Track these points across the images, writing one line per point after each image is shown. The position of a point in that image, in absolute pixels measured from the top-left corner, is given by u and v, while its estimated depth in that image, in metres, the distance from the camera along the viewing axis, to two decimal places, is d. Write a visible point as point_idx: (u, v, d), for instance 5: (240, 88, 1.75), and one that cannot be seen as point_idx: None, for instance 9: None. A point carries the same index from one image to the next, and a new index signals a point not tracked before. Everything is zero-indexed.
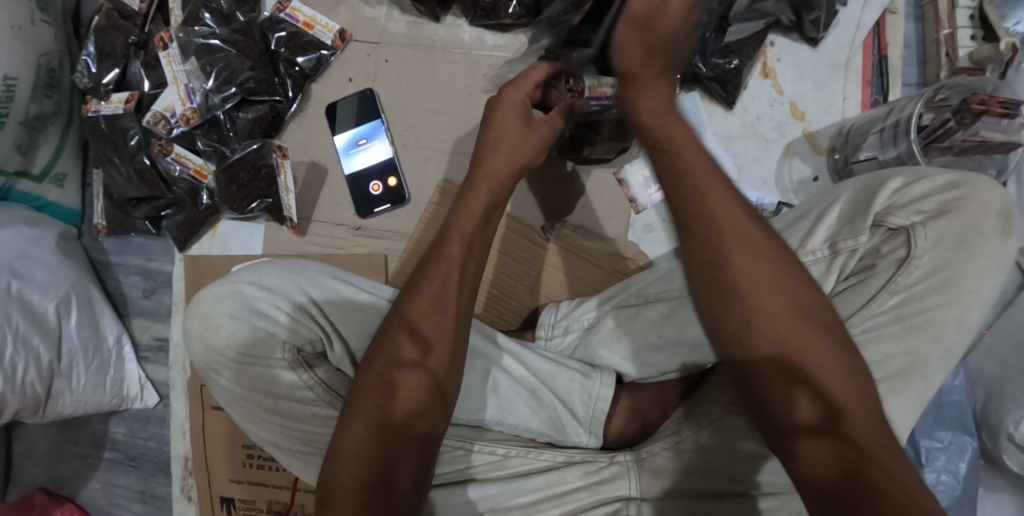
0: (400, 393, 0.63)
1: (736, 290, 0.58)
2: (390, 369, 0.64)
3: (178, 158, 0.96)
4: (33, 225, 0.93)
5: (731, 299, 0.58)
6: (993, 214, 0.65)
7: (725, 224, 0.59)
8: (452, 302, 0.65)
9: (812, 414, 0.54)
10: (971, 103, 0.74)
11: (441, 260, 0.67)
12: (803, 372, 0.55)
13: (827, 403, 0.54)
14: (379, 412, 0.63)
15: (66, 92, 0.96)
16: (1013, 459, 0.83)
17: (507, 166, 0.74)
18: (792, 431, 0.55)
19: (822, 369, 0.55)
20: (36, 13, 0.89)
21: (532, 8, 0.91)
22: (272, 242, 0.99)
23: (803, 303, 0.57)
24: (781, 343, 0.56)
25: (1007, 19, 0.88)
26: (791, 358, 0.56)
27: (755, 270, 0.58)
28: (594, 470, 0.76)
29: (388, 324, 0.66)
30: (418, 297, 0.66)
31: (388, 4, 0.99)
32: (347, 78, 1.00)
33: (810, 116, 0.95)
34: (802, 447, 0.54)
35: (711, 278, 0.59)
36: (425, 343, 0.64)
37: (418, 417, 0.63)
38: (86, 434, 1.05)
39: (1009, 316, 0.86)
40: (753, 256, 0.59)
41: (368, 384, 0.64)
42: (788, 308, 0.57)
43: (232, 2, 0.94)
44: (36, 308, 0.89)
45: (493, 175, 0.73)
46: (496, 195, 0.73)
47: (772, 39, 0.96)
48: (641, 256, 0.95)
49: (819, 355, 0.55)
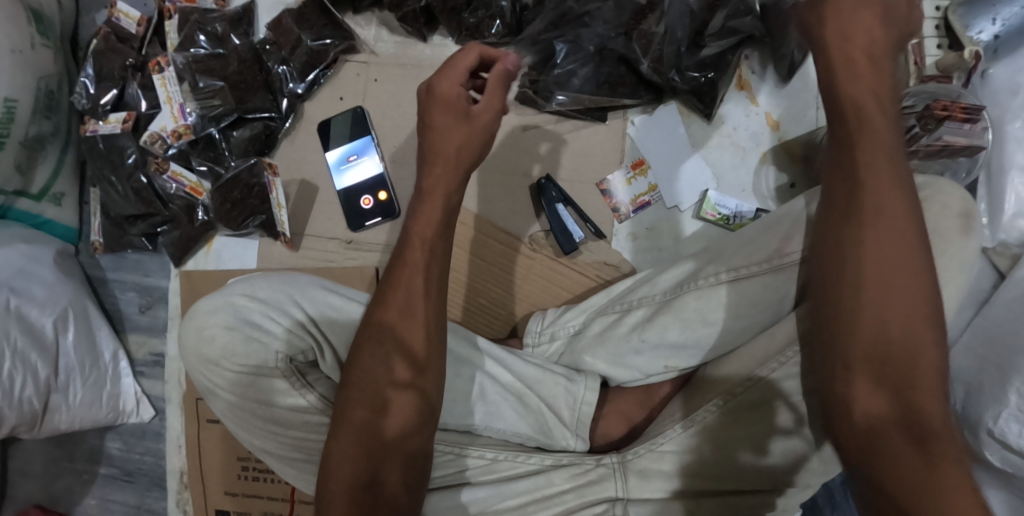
0: (392, 409, 0.66)
1: (860, 252, 0.60)
2: (381, 386, 0.67)
3: (174, 176, 0.98)
4: (30, 243, 0.95)
5: (851, 257, 0.61)
6: (954, 215, 0.68)
7: (872, 185, 0.60)
8: (419, 307, 0.67)
9: (888, 373, 0.58)
10: (934, 109, 0.78)
11: (403, 267, 0.68)
12: (880, 360, 0.59)
13: (910, 373, 0.58)
14: (369, 427, 0.66)
15: (64, 113, 0.99)
16: (994, 454, 0.84)
17: (457, 151, 0.68)
18: (866, 382, 0.59)
19: (910, 339, 0.58)
20: (36, 37, 0.93)
21: (514, 27, 0.95)
22: (266, 257, 1.01)
23: (913, 303, 0.59)
24: (879, 308, 0.59)
25: (970, 29, 0.94)
26: (888, 325, 0.59)
27: (887, 233, 0.60)
28: (581, 472, 0.77)
29: (367, 338, 0.68)
30: (396, 305, 0.68)
31: (377, 25, 1.03)
32: (338, 97, 1.03)
33: (783, 125, 0.98)
34: (857, 399, 0.60)
35: (839, 227, 0.62)
36: (416, 366, 0.67)
37: (411, 434, 0.66)
38: (82, 449, 1.06)
39: (985, 314, 0.88)
40: (895, 221, 0.60)
41: (356, 399, 0.67)
42: (894, 307, 0.59)
43: (226, 25, 0.98)
44: (35, 324, 0.91)
45: (444, 160, 0.69)
46: (451, 197, 0.69)
47: (747, 53, 0.98)
48: (624, 264, 0.98)
49: (898, 345, 0.58)
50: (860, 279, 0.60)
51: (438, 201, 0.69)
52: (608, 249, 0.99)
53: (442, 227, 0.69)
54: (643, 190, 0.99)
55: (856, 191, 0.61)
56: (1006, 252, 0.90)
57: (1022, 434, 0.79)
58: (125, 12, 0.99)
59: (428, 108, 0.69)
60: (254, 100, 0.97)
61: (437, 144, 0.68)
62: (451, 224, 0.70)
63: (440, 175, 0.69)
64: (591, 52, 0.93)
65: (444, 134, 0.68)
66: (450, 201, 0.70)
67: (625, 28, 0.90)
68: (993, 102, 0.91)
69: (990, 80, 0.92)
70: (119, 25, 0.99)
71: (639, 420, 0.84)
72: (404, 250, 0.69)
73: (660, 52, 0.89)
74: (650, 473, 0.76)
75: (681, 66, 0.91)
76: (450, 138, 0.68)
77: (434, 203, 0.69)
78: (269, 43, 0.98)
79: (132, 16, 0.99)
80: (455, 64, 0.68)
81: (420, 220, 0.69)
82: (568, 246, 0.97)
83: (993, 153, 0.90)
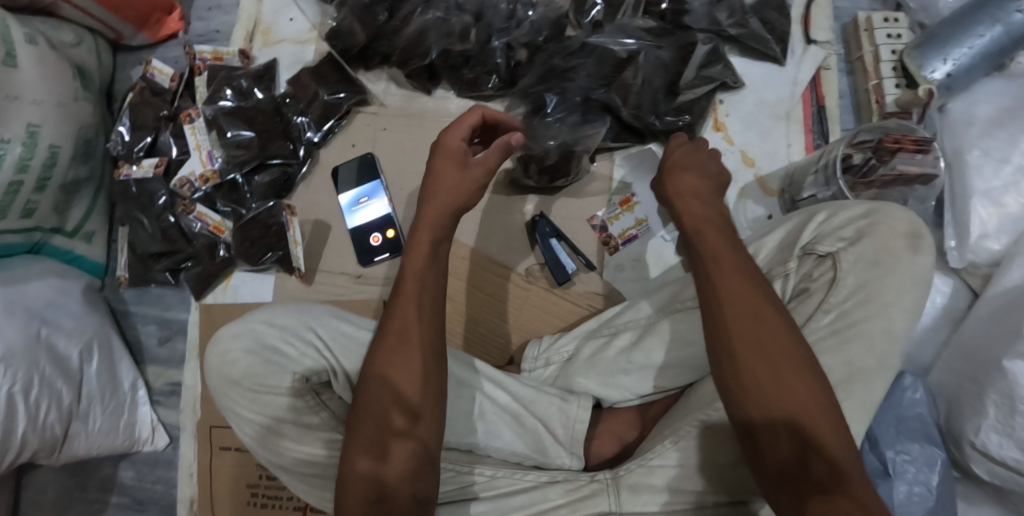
0: (392, 455, 0.70)
1: (765, 366, 0.64)
2: (381, 435, 0.71)
3: (199, 216, 1.06)
4: (61, 277, 1.03)
5: (757, 370, 0.64)
6: (901, 235, 0.76)
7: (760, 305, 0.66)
8: (412, 354, 0.72)
9: (824, 470, 0.61)
10: (886, 143, 0.89)
11: (399, 299, 0.75)
12: (800, 437, 0.62)
13: (837, 460, 0.62)
14: (370, 476, 0.69)
15: (99, 158, 1.08)
16: (980, 466, 0.88)
17: (442, 210, 0.77)
18: (797, 478, 0.62)
19: (828, 436, 0.62)
20: (79, 91, 1.03)
21: (509, 80, 1.06)
22: (282, 291, 1.08)
23: (807, 379, 0.64)
24: (793, 415, 0.63)
25: (924, 68, 1.00)
26: (794, 426, 0.63)
27: (778, 338, 0.64)
28: (575, 487, 0.81)
29: (368, 387, 0.72)
30: (394, 352, 0.73)
31: (385, 80, 1.13)
32: (350, 144, 1.12)
33: (758, 162, 1.07)
34: (802, 488, 0.62)
35: (735, 342, 0.65)
36: (415, 414, 0.71)
37: (412, 479, 0.70)
38: (96, 478, 1.10)
39: (961, 331, 0.94)
40: (765, 327, 0.65)
41: (360, 448, 0.70)
42: (795, 385, 0.63)
43: (250, 80, 1.09)
44: (62, 352, 0.97)
45: (432, 214, 0.77)
46: (440, 232, 0.77)
47: (721, 98, 1.09)
48: (614, 294, 1.05)
49: (810, 420, 0.62)
50: (768, 388, 0.63)
51: (427, 236, 0.77)
52: (597, 279, 1.06)
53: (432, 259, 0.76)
54: (629, 226, 1.07)
55: (745, 309, 0.65)
56: (977, 272, 0.98)
57: (1003, 445, 0.84)
58: (158, 69, 1.09)
59: (432, 160, 0.80)
60: (274, 147, 1.06)
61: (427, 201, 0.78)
62: (439, 252, 0.77)
63: (433, 211, 0.77)
64: (578, 101, 1.00)
65: (441, 181, 0.78)
66: (438, 235, 0.77)
67: (606, 80, 0.99)
68: (953, 133, 0.99)
69: (947, 114, 1.01)
70: (153, 81, 1.09)
71: (631, 438, 0.88)
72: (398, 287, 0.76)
73: (639, 100, 0.98)
74: (641, 488, 0.79)
75: (660, 111, 1.01)
76: (445, 191, 0.77)
77: (423, 237, 0.77)
78: (288, 97, 1.09)
79: (165, 73, 1.09)
80: (459, 122, 0.80)
81: (413, 253, 0.76)
82: (563, 277, 1.05)
83: (956, 181, 0.97)
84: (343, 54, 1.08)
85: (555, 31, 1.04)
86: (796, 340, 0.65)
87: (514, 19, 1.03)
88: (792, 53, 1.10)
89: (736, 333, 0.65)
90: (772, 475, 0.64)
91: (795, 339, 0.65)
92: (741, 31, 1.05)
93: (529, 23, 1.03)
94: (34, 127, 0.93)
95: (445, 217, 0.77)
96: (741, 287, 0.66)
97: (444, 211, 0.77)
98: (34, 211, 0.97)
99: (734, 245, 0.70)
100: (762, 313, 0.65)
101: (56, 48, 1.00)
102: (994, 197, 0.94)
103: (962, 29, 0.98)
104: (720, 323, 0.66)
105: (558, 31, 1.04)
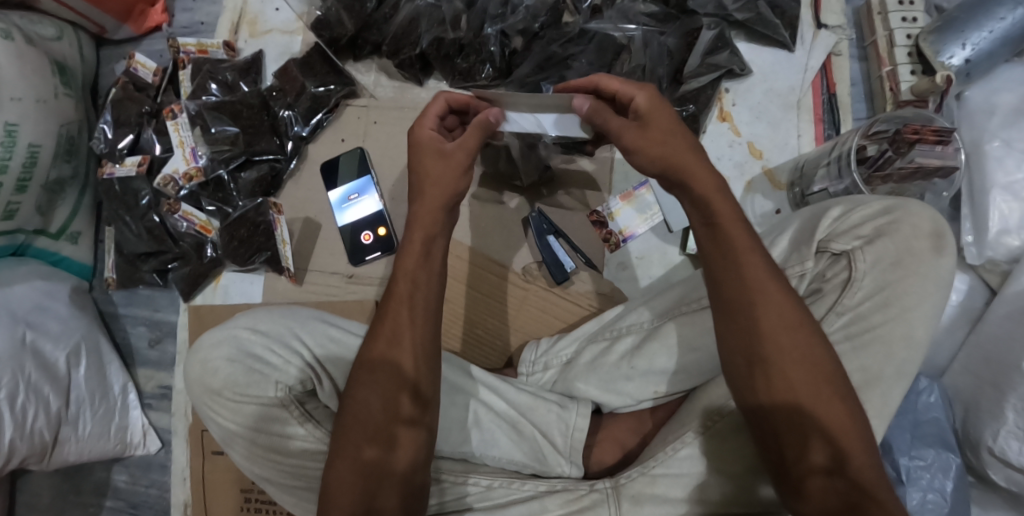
0: (399, 444, 0.67)
1: (772, 352, 0.62)
2: (386, 422, 0.67)
3: (185, 216, 1.03)
4: (46, 279, 1.01)
5: (764, 356, 0.63)
6: (924, 235, 0.71)
7: (764, 290, 0.63)
8: (409, 337, 0.69)
9: (824, 459, 0.61)
10: (905, 133, 0.81)
11: (396, 298, 0.70)
12: (816, 426, 0.61)
13: (842, 449, 0.61)
14: (377, 461, 0.66)
15: (84, 157, 1.05)
16: (998, 473, 0.84)
17: (438, 200, 0.71)
18: (807, 465, 0.61)
19: (834, 424, 0.61)
20: (60, 87, 0.99)
21: (504, 69, 1.00)
22: (272, 291, 1.05)
23: (826, 375, 0.62)
24: (800, 400, 0.62)
25: (941, 54, 0.94)
26: (813, 417, 0.61)
27: (792, 335, 0.62)
28: (574, 498, 0.75)
29: (368, 375, 0.68)
30: (392, 335, 0.69)
31: (375, 72, 1.09)
32: (339, 139, 1.08)
33: (767, 154, 1.03)
34: (811, 477, 0.61)
35: (751, 335, 0.63)
36: (419, 401, 0.68)
37: (415, 467, 0.67)
38: (89, 482, 1.09)
39: (980, 330, 0.89)
40: (797, 328, 0.63)
41: (361, 436, 0.67)
42: (819, 379, 0.62)
43: (235, 74, 1.05)
44: (48, 357, 0.95)
45: (431, 205, 0.71)
46: (435, 226, 0.71)
47: (727, 86, 1.04)
48: (616, 292, 1.01)
49: (829, 411, 0.61)
50: (780, 372, 0.62)
51: (427, 222, 0.71)
52: (600, 278, 1.02)
53: (427, 259, 0.71)
54: (631, 221, 1.03)
55: (756, 305, 0.63)
56: (995, 269, 0.92)
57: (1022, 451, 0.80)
58: (142, 63, 1.06)
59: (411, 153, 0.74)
60: (261, 143, 1.03)
61: (422, 190, 0.72)
62: (433, 251, 0.71)
63: (432, 203, 0.71)
64: None
65: (436, 179, 0.72)
66: (432, 230, 0.71)
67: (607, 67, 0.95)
68: (971, 123, 0.94)
69: (966, 102, 0.95)
70: (137, 76, 1.07)
71: (633, 445, 0.84)
72: (392, 283, 0.70)
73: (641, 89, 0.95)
74: (644, 498, 0.74)
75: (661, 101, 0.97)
76: (440, 183, 0.71)
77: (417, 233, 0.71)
78: (276, 89, 1.05)
79: (148, 67, 1.07)
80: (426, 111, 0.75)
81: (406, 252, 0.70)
82: (561, 276, 1.02)
83: (975, 171, 0.92)
84: (331, 44, 1.04)
85: (552, 16, 0.98)
86: (812, 341, 0.63)
87: (508, 5, 0.98)
88: (802, 39, 1.05)
89: (763, 327, 0.63)
90: (779, 461, 0.63)
91: (817, 340, 0.63)
92: (748, 15, 1.00)
93: (524, 8, 0.97)
94: (13, 126, 0.90)
95: (438, 210, 0.71)
96: (744, 278, 0.64)
97: (442, 199, 0.71)
98: (16, 213, 0.94)
99: (737, 230, 0.65)
100: (789, 313, 0.63)
101: (35, 43, 0.96)
102: (1016, 191, 0.90)
103: (983, 12, 0.92)
104: (738, 319, 0.64)
105: (556, 17, 0.98)
